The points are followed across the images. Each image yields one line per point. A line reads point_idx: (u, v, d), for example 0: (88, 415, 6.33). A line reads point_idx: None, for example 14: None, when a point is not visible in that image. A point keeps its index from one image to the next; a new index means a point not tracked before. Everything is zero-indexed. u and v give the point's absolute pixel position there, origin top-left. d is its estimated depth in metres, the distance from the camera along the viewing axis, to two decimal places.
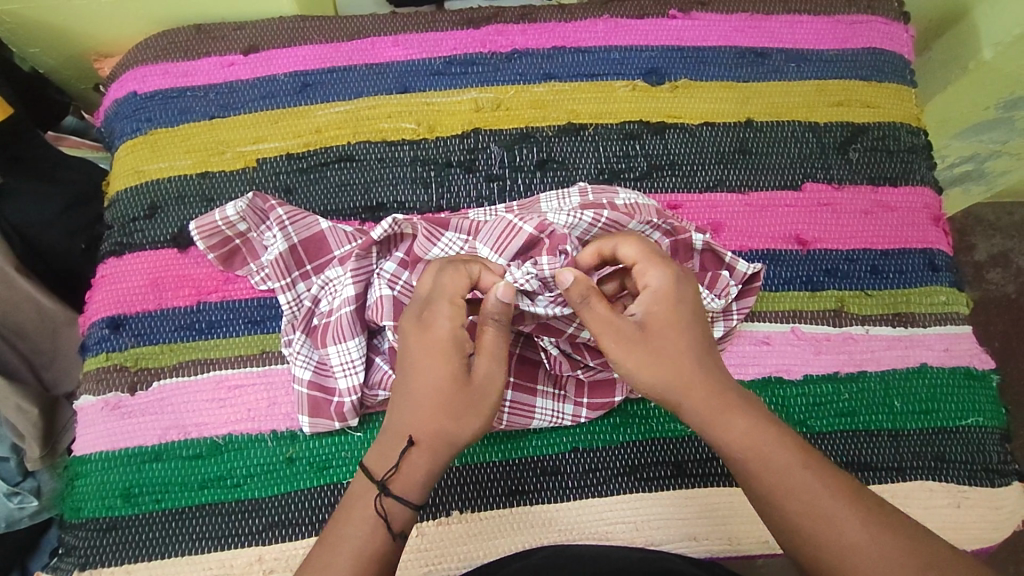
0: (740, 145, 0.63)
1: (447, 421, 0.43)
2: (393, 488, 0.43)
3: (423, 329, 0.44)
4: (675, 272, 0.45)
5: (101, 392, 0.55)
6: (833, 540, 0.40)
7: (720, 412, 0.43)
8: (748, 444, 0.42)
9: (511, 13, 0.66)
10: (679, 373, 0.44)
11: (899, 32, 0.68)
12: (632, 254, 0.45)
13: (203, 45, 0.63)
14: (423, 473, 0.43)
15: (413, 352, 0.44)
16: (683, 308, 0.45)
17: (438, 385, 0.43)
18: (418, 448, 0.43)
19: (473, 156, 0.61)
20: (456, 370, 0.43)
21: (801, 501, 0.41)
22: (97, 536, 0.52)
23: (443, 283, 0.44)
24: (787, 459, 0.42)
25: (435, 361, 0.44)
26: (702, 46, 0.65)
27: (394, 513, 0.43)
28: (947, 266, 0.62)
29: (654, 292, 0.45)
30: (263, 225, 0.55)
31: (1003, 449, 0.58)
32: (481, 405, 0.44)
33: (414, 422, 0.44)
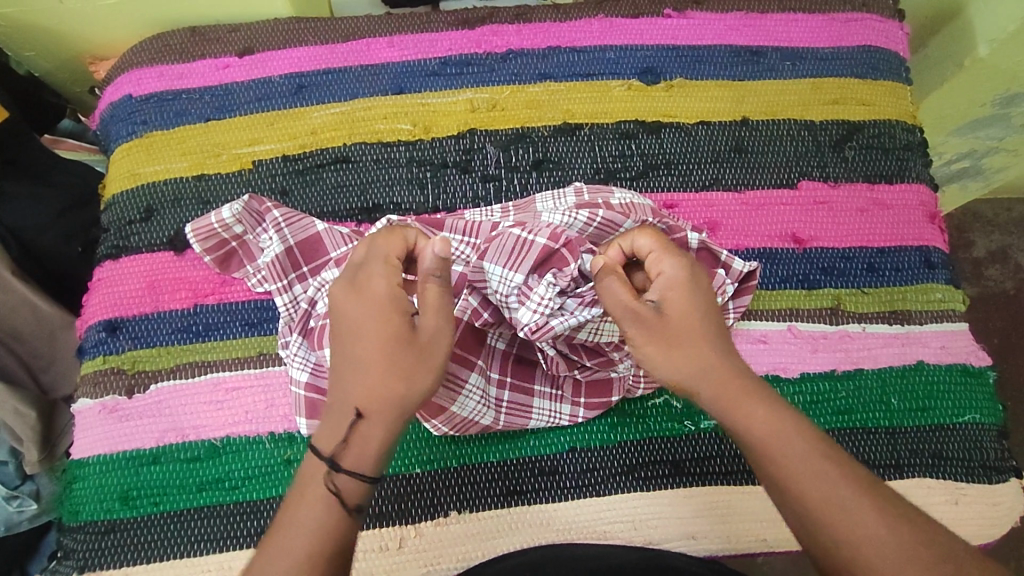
0: (737, 144, 0.63)
1: (399, 382, 0.41)
2: (346, 462, 0.40)
3: (358, 287, 0.42)
4: (689, 263, 0.45)
5: (99, 395, 0.55)
6: (848, 534, 0.38)
7: (738, 396, 0.42)
8: (766, 433, 0.41)
9: (506, 14, 0.66)
10: (698, 360, 0.43)
11: (894, 30, 0.68)
12: (647, 245, 0.46)
13: (198, 48, 0.63)
14: (377, 441, 0.40)
15: (350, 316, 0.42)
16: (697, 296, 0.44)
17: (382, 346, 0.41)
18: (368, 419, 0.40)
19: (469, 156, 0.62)
20: (398, 328, 0.41)
21: (820, 492, 0.39)
22: (96, 539, 0.52)
23: (379, 247, 0.43)
24: (805, 447, 0.40)
25: (375, 322, 0.41)
26: (697, 45, 0.66)
27: (348, 489, 0.39)
28: (944, 263, 0.62)
29: (667, 279, 0.44)
30: (260, 227, 0.54)
31: (1000, 446, 0.58)
32: (428, 360, 0.41)
33: (360, 390, 0.41)
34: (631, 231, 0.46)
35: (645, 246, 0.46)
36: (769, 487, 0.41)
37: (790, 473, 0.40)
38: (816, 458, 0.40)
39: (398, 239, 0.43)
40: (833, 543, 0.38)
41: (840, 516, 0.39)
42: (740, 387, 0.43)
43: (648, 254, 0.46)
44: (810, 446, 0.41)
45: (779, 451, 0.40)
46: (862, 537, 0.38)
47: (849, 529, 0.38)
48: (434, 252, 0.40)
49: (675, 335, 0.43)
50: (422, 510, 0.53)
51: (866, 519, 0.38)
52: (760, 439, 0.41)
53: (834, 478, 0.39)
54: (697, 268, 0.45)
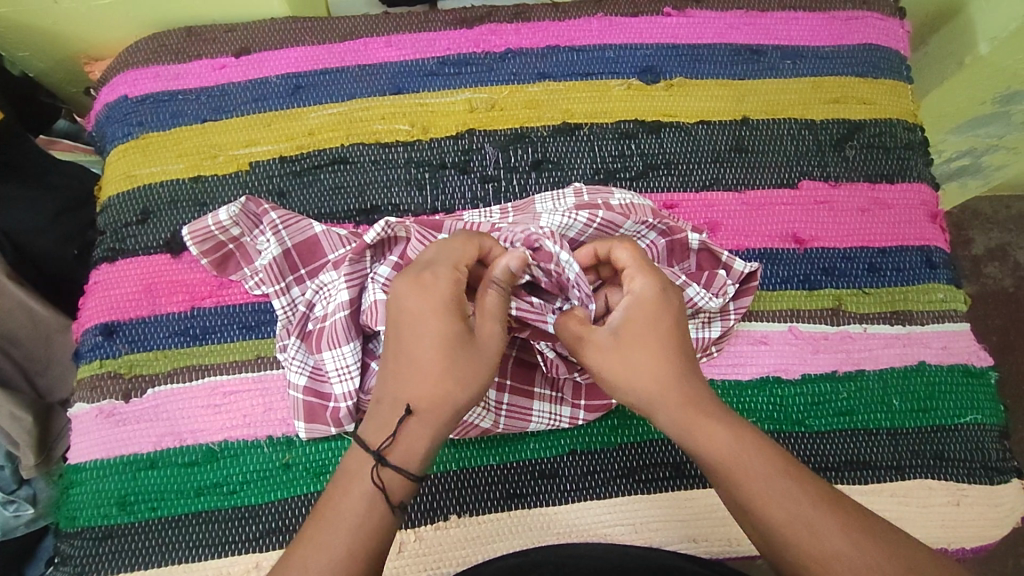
0: (737, 143, 0.63)
1: (450, 382, 0.42)
2: (392, 458, 0.41)
3: (421, 288, 0.43)
4: (660, 282, 0.46)
5: (95, 400, 0.54)
6: (812, 549, 0.39)
7: (697, 419, 0.43)
8: (727, 453, 0.42)
9: (504, 13, 0.65)
10: (660, 378, 0.44)
11: (895, 28, 0.68)
12: (625, 260, 0.46)
13: (194, 48, 0.63)
14: (424, 442, 0.42)
15: (409, 316, 0.43)
16: (663, 316, 0.45)
17: (441, 347, 0.42)
18: (417, 417, 0.42)
19: (468, 157, 0.61)
20: (458, 329, 0.43)
21: (783, 509, 0.40)
22: (93, 545, 0.51)
23: (450, 253, 0.44)
24: (765, 468, 0.41)
25: (435, 322, 0.43)
26: (697, 44, 0.65)
27: (392, 485, 0.41)
28: (945, 263, 0.62)
29: (637, 299, 0.45)
30: (257, 229, 0.55)
31: (1001, 446, 0.58)
32: (484, 364, 0.43)
33: (412, 388, 0.42)
34: (612, 242, 0.47)
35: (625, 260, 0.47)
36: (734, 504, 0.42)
37: (751, 489, 0.41)
38: (777, 475, 0.41)
39: (471, 247, 0.45)
40: (797, 558, 0.39)
41: (804, 531, 0.39)
42: (699, 409, 0.44)
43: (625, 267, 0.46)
44: (771, 465, 0.41)
45: (740, 470, 0.41)
46: (827, 553, 0.38)
47: (813, 544, 0.39)
48: (507, 266, 0.45)
49: (634, 357, 0.44)
50: (420, 514, 0.52)
51: (832, 535, 0.39)
52: (721, 458, 0.42)
53: (797, 494, 0.40)
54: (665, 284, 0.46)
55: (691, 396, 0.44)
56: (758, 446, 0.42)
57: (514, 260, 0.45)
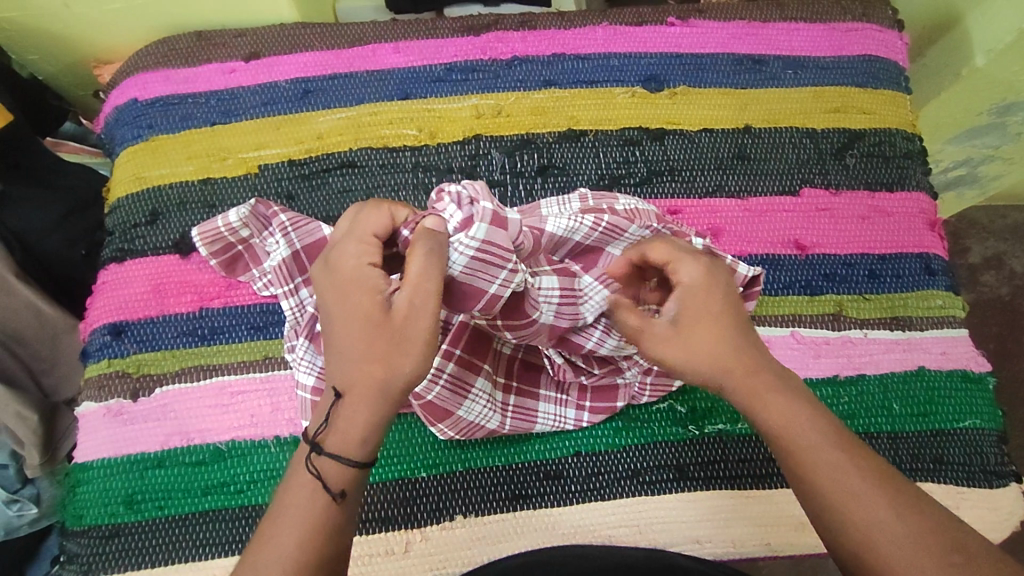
0: (739, 151, 0.64)
1: (375, 364, 0.40)
2: (329, 446, 0.40)
3: (329, 270, 0.42)
4: (707, 264, 0.45)
5: (103, 399, 0.55)
6: (852, 521, 0.39)
7: (762, 389, 0.43)
8: (783, 426, 0.42)
9: (511, 21, 0.66)
10: (717, 360, 0.43)
11: (894, 40, 0.69)
12: (664, 253, 0.46)
13: (204, 52, 0.64)
14: (356, 425, 0.40)
15: (327, 297, 0.42)
16: (718, 297, 0.45)
17: (360, 328, 0.41)
18: (347, 398, 0.41)
19: (475, 162, 0.62)
20: (374, 308, 0.40)
21: (832, 477, 0.40)
22: (99, 543, 0.52)
23: (355, 225, 0.43)
24: (818, 438, 0.41)
25: (353, 302, 0.41)
26: (701, 53, 0.66)
27: (326, 472, 0.40)
28: (943, 270, 0.63)
29: (688, 288, 0.45)
30: (266, 231, 0.54)
31: (1000, 451, 0.58)
32: (408, 341, 0.40)
33: (341, 370, 0.41)
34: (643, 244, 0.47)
35: (662, 254, 0.46)
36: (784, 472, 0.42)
37: (801, 457, 0.41)
38: (832, 449, 0.41)
39: (377, 214, 0.43)
40: (842, 527, 0.39)
41: (850, 503, 0.40)
42: (766, 380, 0.44)
43: (664, 261, 0.46)
44: (827, 437, 0.42)
45: (793, 439, 0.42)
46: (870, 522, 0.39)
47: (861, 513, 0.39)
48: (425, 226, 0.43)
49: (699, 335, 0.44)
50: (426, 514, 0.53)
51: (873, 508, 0.39)
52: (781, 429, 0.42)
53: (850, 469, 0.40)
54: (714, 271, 0.45)
55: (749, 371, 0.44)
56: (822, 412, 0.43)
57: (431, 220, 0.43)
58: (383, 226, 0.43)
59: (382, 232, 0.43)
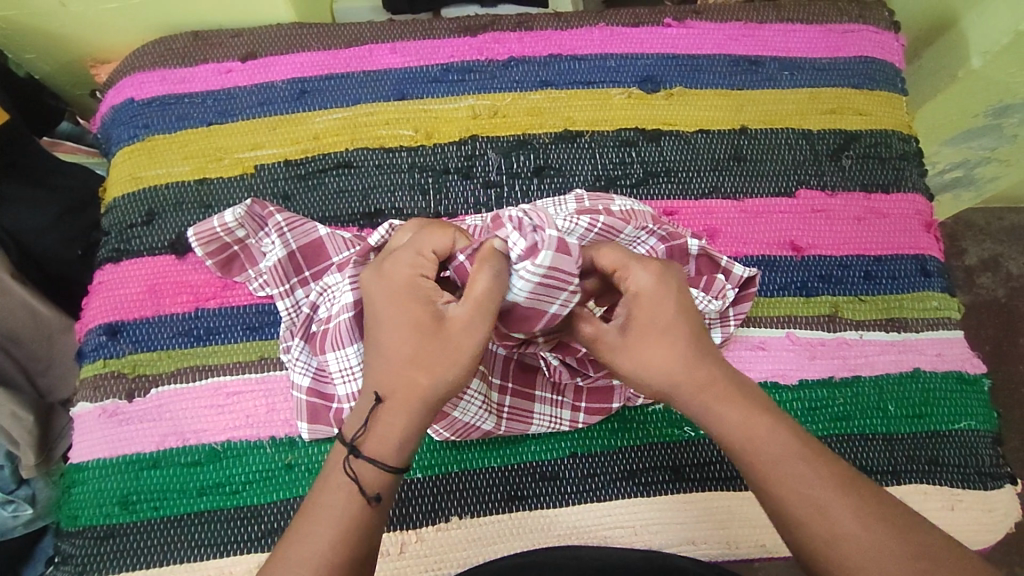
0: (735, 152, 0.64)
1: (422, 373, 0.42)
2: (366, 449, 0.41)
3: (385, 278, 0.44)
4: (657, 270, 0.45)
5: (99, 399, 0.55)
6: (814, 531, 0.39)
7: (719, 399, 0.43)
8: (741, 435, 0.42)
9: (508, 21, 0.66)
10: (668, 370, 0.44)
11: (890, 41, 0.69)
12: (611, 259, 0.45)
13: (201, 52, 0.64)
14: (397, 431, 0.41)
15: (380, 303, 0.43)
16: (667, 303, 0.44)
17: (411, 337, 0.42)
18: (388, 405, 0.42)
19: (471, 162, 0.62)
20: (428, 319, 0.42)
21: (795, 488, 0.40)
22: (95, 544, 0.52)
23: (419, 242, 0.44)
24: (778, 448, 0.41)
25: (405, 312, 0.42)
26: (697, 54, 0.66)
27: (364, 475, 0.41)
28: (939, 271, 0.63)
29: (637, 296, 0.45)
30: (261, 231, 0.55)
31: (995, 453, 0.58)
32: (457, 354, 0.42)
33: (385, 376, 0.42)
34: (593, 248, 0.46)
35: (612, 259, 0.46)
36: (750, 484, 0.42)
37: (765, 468, 0.41)
38: (792, 459, 0.41)
39: (443, 235, 0.44)
40: (809, 541, 0.39)
41: (816, 516, 0.39)
42: (720, 390, 0.44)
43: (614, 267, 0.45)
44: (788, 446, 0.41)
45: (752, 450, 0.42)
46: (833, 534, 0.39)
47: (824, 524, 0.39)
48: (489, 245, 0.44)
49: (650, 342, 0.44)
50: (422, 515, 0.53)
51: (837, 518, 0.39)
52: (740, 438, 0.42)
53: (811, 479, 0.40)
54: (665, 274, 0.45)
55: (704, 381, 0.44)
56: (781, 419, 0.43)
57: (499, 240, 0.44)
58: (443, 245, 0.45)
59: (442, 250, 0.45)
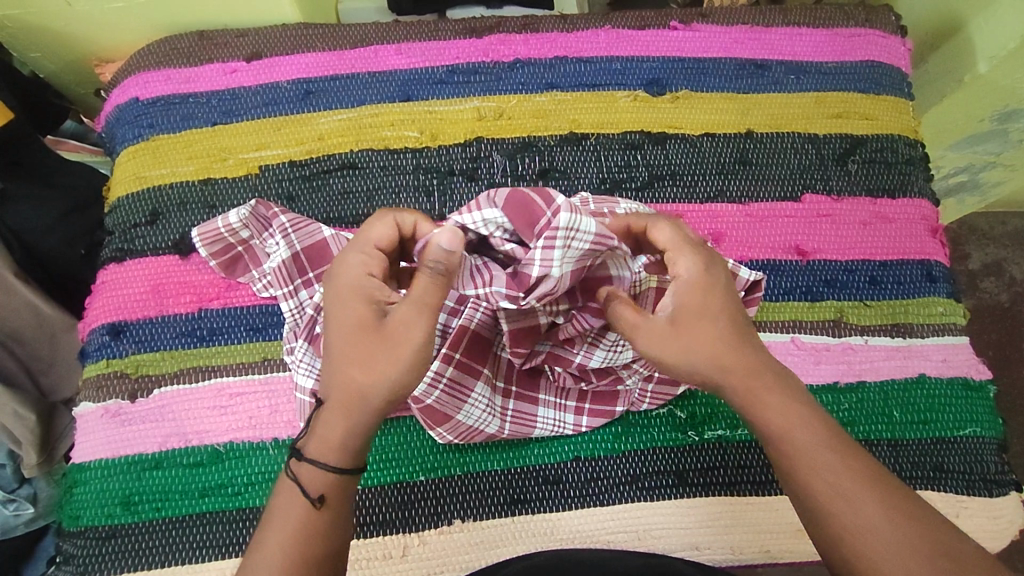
0: (741, 155, 0.64)
1: (358, 372, 0.41)
2: (309, 451, 0.41)
3: (335, 274, 0.43)
4: (704, 257, 0.44)
5: (101, 399, 0.55)
6: (843, 521, 0.40)
7: (757, 388, 0.43)
8: (777, 424, 0.42)
9: (513, 23, 0.66)
10: (710, 360, 0.43)
11: (897, 45, 0.69)
12: (666, 237, 0.45)
13: (206, 52, 0.63)
14: (337, 432, 0.41)
15: (328, 300, 0.43)
16: (716, 293, 0.43)
17: (351, 335, 0.41)
18: (330, 408, 0.42)
19: (475, 165, 0.62)
20: (367, 317, 0.41)
21: (825, 481, 0.41)
22: (96, 544, 0.51)
23: (363, 237, 0.43)
24: (813, 440, 0.42)
25: (346, 308, 0.42)
26: (702, 57, 0.66)
27: (308, 477, 0.41)
28: (945, 277, 0.63)
29: (685, 281, 0.43)
30: (266, 232, 0.56)
31: (1000, 459, 0.58)
32: (394, 351, 0.40)
33: (329, 378, 0.42)
34: (652, 220, 0.45)
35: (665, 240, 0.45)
36: (781, 473, 0.43)
37: (799, 458, 0.41)
38: (823, 448, 0.41)
39: (383, 226, 0.43)
40: (833, 528, 0.40)
41: (842, 506, 0.40)
42: (761, 380, 0.43)
43: (666, 248, 0.44)
44: (820, 437, 0.42)
45: (789, 439, 0.42)
46: (864, 525, 0.39)
47: (852, 516, 0.40)
48: (438, 245, 0.39)
49: (695, 331, 0.43)
50: (424, 518, 0.53)
51: (863, 511, 0.39)
52: (778, 425, 0.42)
53: (838, 470, 0.41)
54: (712, 262, 0.44)
55: (747, 371, 0.43)
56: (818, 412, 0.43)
57: (446, 236, 0.39)
58: (390, 237, 0.43)
59: (387, 243, 0.43)
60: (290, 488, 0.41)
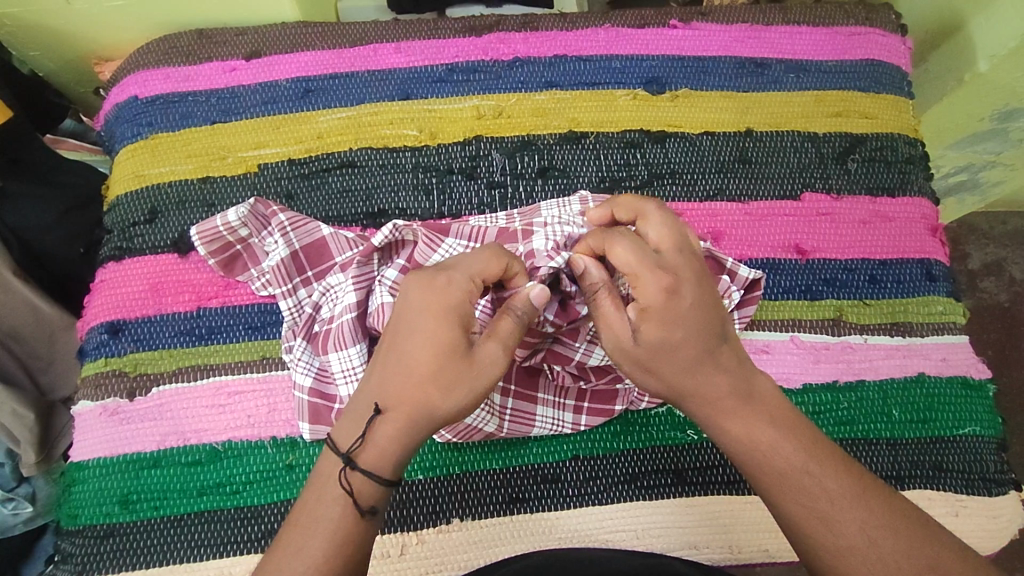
0: (741, 154, 0.64)
1: (435, 393, 0.41)
2: (364, 461, 0.40)
3: (431, 288, 0.42)
4: (666, 282, 0.43)
5: (100, 398, 0.54)
6: (822, 543, 0.39)
7: (727, 408, 0.43)
8: (747, 445, 0.42)
9: (513, 22, 0.66)
10: (669, 384, 0.43)
11: (897, 44, 0.69)
12: (624, 258, 0.44)
13: (205, 50, 0.63)
14: (395, 445, 0.41)
15: (415, 312, 0.42)
16: (677, 319, 0.42)
17: (434, 354, 0.41)
18: (389, 421, 0.41)
19: (475, 163, 0.62)
20: (458, 342, 0.41)
21: (801, 503, 0.40)
22: (95, 543, 0.51)
23: (472, 262, 0.44)
24: (787, 462, 0.41)
25: (435, 328, 0.41)
26: (702, 56, 0.66)
27: (361, 490, 0.40)
28: (945, 275, 0.63)
29: (643, 307, 0.43)
30: (265, 231, 0.56)
31: (1000, 459, 0.58)
32: (474, 383, 0.41)
33: (390, 389, 0.41)
34: (613, 239, 0.44)
35: (625, 256, 0.44)
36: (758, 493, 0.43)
37: (773, 480, 0.41)
38: (800, 471, 0.41)
39: (497, 264, 0.44)
40: (813, 549, 0.40)
41: (819, 527, 0.40)
42: (730, 402, 0.43)
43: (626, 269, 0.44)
44: (801, 458, 0.41)
45: (760, 460, 0.42)
46: (843, 547, 0.39)
47: (830, 537, 0.39)
48: (529, 297, 0.44)
49: (654, 356, 0.43)
50: (422, 517, 0.53)
51: (844, 532, 0.39)
52: (748, 445, 0.42)
53: (815, 492, 0.40)
54: (676, 284, 0.43)
55: (718, 393, 0.43)
56: (794, 429, 0.43)
57: (537, 292, 0.44)
58: (494, 276, 0.44)
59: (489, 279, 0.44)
60: None
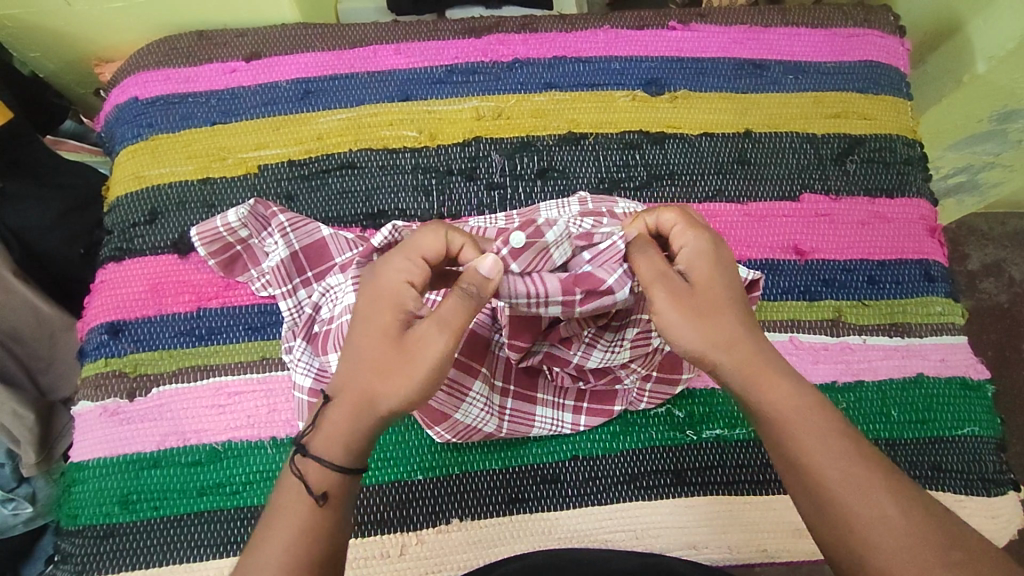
0: (740, 155, 0.64)
1: (375, 377, 0.41)
2: (312, 447, 0.41)
3: (374, 277, 0.43)
4: (712, 237, 0.45)
5: (100, 398, 0.55)
6: (855, 510, 0.39)
7: (758, 370, 0.42)
8: (778, 408, 0.42)
9: (512, 23, 0.66)
10: (713, 335, 0.42)
11: (895, 46, 0.69)
12: (673, 217, 0.45)
13: (206, 52, 0.64)
14: (341, 430, 0.41)
15: (360, 302, 0.43)
16: (722, 274, 0.44)
17: (375, 340, 0.41)
18: (337, 407, 0.42)
19: (474, 164, 0.62)
20: (394, 325, 0.41)
21: (836, 469, 0.40)
22: (95, 543, 0.51)
23: (408, 242, 0.43)
24: (822, 426, 0.41)
25: (376, 314, 0.42)
26: (701, 57, 0.66)
27: (311, 474, 0.41)
28: (943, 276, 0.63)
29: (692, 257, 0.44)
30: (265, 231, 0.56)
31: (999, 459, 0.58)
32: (411, 364, 0.40)
33: (341, 377, 0.42)
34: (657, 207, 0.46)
35: (670, 221, 0.46)
36: (785, 460, 0.41)
37: (807, 446, 0.41)
38: (836, 436, 0.41)
39: (431, 236, 0.43)
40: (845, 518, 0.39)
41: (854, 494, 0.39)
42: (760, 363, 0.43)
43: (672, 227, 0.45)
44: (833, 425, 0.41)
45: (792, 425, 0.41)
46: (878, 513, 0.39)
47: (865, 505, 0.39)
48: (474, 271, 0.41)
49: (704, 304, 0.43)
50: (422, 517, 0.53)
51: (874, 502, 0.39)
52: (779, 412, 0.42)
53: (848, 458, 0.40)
54: (717, 242, 0.45)
55: (750, 352, 0.43)
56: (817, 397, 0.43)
57: (486, 265, 0.41)
58: (436, 251, 0.43)
59: (432, 255, 0.43)
60: (286, 489, 0.41)
